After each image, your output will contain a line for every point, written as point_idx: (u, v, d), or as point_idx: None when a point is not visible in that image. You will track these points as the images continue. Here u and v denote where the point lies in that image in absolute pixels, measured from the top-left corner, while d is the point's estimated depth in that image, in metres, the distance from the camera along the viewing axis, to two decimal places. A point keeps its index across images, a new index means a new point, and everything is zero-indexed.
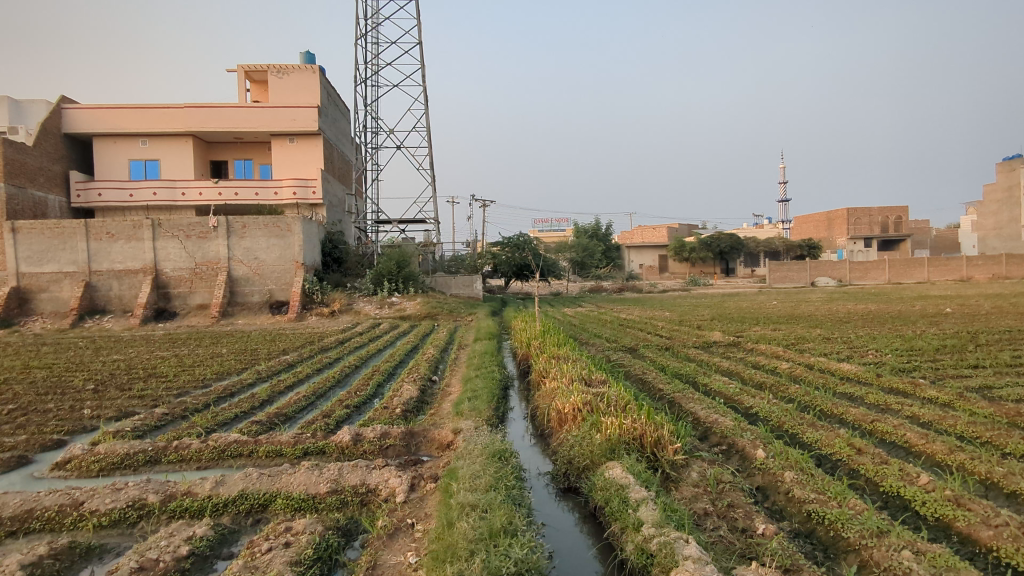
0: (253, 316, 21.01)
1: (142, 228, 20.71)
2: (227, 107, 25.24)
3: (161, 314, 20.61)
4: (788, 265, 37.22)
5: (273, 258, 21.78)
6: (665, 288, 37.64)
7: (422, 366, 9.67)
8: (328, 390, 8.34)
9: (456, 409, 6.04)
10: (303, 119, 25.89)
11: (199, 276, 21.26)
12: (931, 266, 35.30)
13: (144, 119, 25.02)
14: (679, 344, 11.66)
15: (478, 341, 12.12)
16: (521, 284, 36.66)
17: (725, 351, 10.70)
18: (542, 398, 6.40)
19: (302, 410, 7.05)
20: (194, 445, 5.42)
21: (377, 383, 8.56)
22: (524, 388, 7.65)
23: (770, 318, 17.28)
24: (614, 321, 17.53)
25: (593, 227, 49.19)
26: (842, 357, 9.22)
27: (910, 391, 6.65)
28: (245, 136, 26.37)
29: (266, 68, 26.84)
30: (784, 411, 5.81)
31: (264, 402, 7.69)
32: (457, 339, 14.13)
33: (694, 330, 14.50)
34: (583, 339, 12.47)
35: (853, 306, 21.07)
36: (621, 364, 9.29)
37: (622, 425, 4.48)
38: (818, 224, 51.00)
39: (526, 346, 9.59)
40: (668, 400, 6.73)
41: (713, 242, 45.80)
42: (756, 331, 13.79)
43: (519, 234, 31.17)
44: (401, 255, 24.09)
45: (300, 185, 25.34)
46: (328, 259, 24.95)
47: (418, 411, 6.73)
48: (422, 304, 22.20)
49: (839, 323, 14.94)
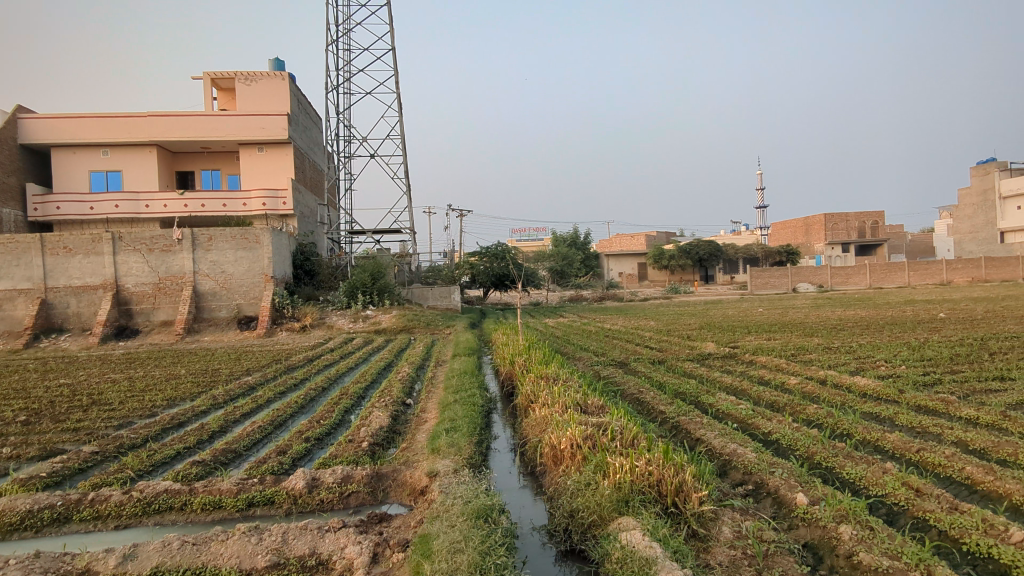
0: (221, 332, 19.87)
1: (102, 242, 19.52)
2: (193, 116, 24.16)
3: (122, 332, 19.38)
4: (770, 271, 36.90)
5: (241, 271, 20.69)
6: (646, 296, 37.18)
7: (396, 388, 8.82)
8: (288, 419, 7.43)
9: (431, 443, 5.20)
10: (273, 128, 24.90)
11: (162, 291, 20.09)
12: (911, 270, 35.27)
13: (105, 128, 23.82)
14: (673, 357, 10.94)
15: (457, 358, 11.26)
16: (500, 295, 35.88)
17: (722, 363, 10.04)
18: (532, 427, 5.59)
19: (253, 446, 6.10)
20: (114, 496, 4.48)
21: (344, 409, 7.67)
22: (509, 413, 6.84)
23: (761, 326, 16.68)
24: (599, 332, 16.87)
25: (572, 236, 48.63)
26: (853, 371, 8.56)
27: (945, 410, 6.00)
28: (213, 146, 25.28)
29: (233, 75, 25.79)
30: (811, 439, 5.09)
31: (214, 435, 6.72)
32: (434, 355, 13.29)
33: (684, 340, 13.86)
34: (569, 354, 11.69)
35: (840, 312, 20.65)
36: (615, 381, 8.51)
37: (634, 469, 3.67)
38: (796, 230, 51.11)
39: (509, 363, 8.77)
40: (673, 425, 5.98)
41: (693, 250, 45.53)
42: (750, 341, 13.17)
43: (498, 244, 30.40)
44: (376, 267, 23.16)
45: (270, 196, 24.28)
46: (299, 272, 23.87)
47: (389, 445, 5.89)
48: (398, 317, 21.26)
49: (833, 331, 14.38)
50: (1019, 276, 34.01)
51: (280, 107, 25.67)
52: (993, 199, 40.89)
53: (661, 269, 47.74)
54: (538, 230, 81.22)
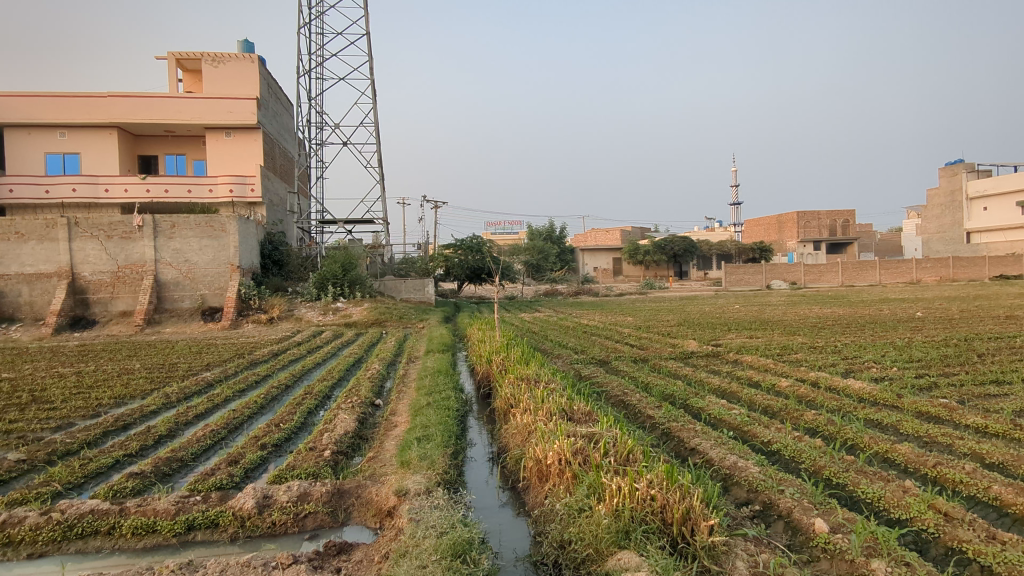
0: (184, 324, 18.98)
1: (56, 227, 18.50)
2: (156, 97, 23.07)
3: (78, 322, 18.42)
4: (744, 268, 36.93)
5: (206, 260, 19.79)
6: (621, 291, 36.98)
7: (364, 387, 8.29)
8: (245, 421, 6.85)
9: (400, 455, 4.67)
10: (241, 112, 23.93)
11: (121, 280, 19.11)
12: (882, 268, 35.64)
13: (62, 107, 22.60)
14: (655, 355, 10.55)
15: (429, 354, 10.74)
16: (475, 288, 35.35)
17: (707, 363, 9.71)
18: (513, 436, 5.10)
19: (202, 454, 5.52)
20: (31, 518, 3.86)
21: (306, 410, 7.13)
22: (486, 418, 6.37)
23: (740, 324, 16.42)
24: (577, 328, 16.47)
25: (547, 229, 48.26)
26: (843, 373, 8.28)
27: (950, 418, 5.69)
28: (177, 129, 24.21)
29: (199, 57, 24.69)
30: (817, 450, 4.71)
31: (160, 440, 6.11)
32: (407, 350, 12.75)
33: (664, 337, 13.52)
34: (547, 351, 11.22)
35: (817, 310, 20.55)
36: (598, 382, 8.07)
37: (634, 492, 3.22)
38: (769, 227, 51.47)
39: (485, 362, 8.26)
40: (665, 434, 5.55)
41: (667, 245, 45.46)
42: (732, 338, 12.88)
43: (473, 236, 29.83)
44: (348, 258, 22.40)
45: (237, 182, 23.34)
46: (267, 262, 23.02)
47: (353, 454, 5.37)
48: (369, 310, 20.58)
49: (813, 329, 14.16)
50: (984, 275, 34.61)
51: (248, 91, 24.69)
52: (960, 200, 41.55)
53: (636, 264, 47.66)
54: (513, 223, 80.66)
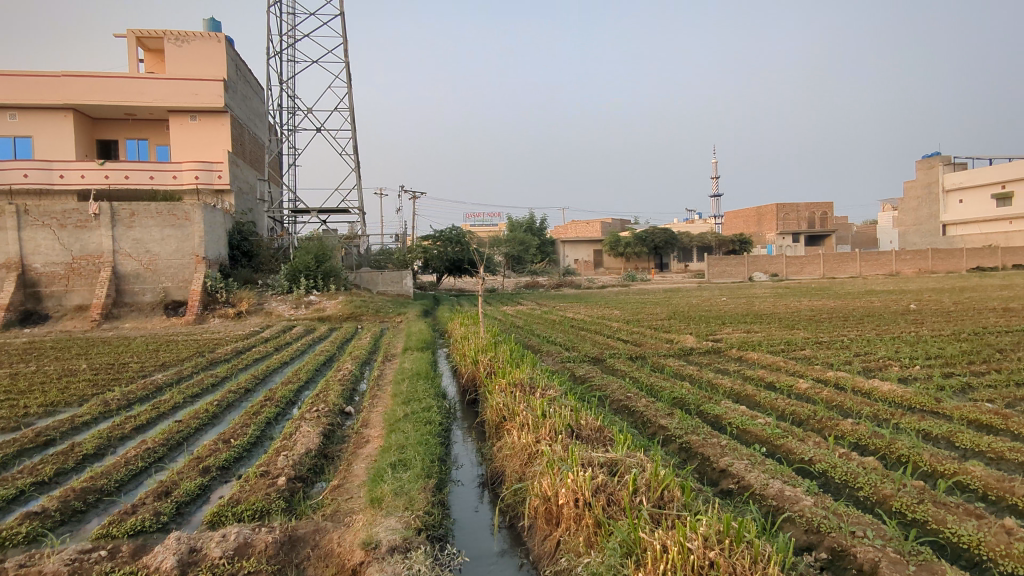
0: (144, 318, 17.73)
1: (4, 216, 17.16)
2: (114, 78, 21.64)
3: (29, 317, 17.12)
4: (727, 260, 36.48)
5: (169, 251, 18.54)
6: (603, 283, 36.32)
7: (333, 392, 7.39)
8: (189, 435, 5.95)
9: (371, 487, 3.78)
10: (207, 94, 22.58)
11: (76, 272, 17.81)
12: (863, 260, 35.42)
13: (11, 88, 21.04)
14: (652, 353, 9.79)
15: (408, 353, 9.81)
16: (455, 281, 34.39)
17: (710, 362, 8.94)
18: (511, 458, 4.24)
19: (130, 482, 4.64)
20: None
21: (263, 422, 6.26)
22: (474, 432, 5.52)
23: (733, 317, 15.76)
24: (563, 322, 15.71)
25: (527, 221, 47.45)
26: (864, 371, 7.54)
27: (1008, 427, 4.95)
28: (138, 113, 22.79)
29: (162, 35, 23.24)
30: (878, 473, 3.93)
31: (82, 463, 5.18)
32: (383, 347, 11.82)
33: (657, 332, 12.76)
34: (536, 348, 10.39)
35: (806, 303, 19.99)
36: (597, 385, 7.24)
37: (688, 555, 2.41)
38: (748, 219, 51.31)
39: (471, 363, 7.36)
40: (687, 455, 4.72)
41: (648, 237, 44.93)
42: (730, 333, 12.16)
43: (452, 227, 28.88)
44: (320, 249, 21.25)
45: (203, 168, 22.05)
46: (236, 253, 21.81)
47: (313, 482, 4.53)
48: (343, 303, 19.53)
49: (811, 323, 13.51)
50: (962, 267, 34.61)
51: (215, 72, 23.30)
52: (936, 192, 41.55)
53: (617, 257, 47.06)
54: (492, 214, 79.71)
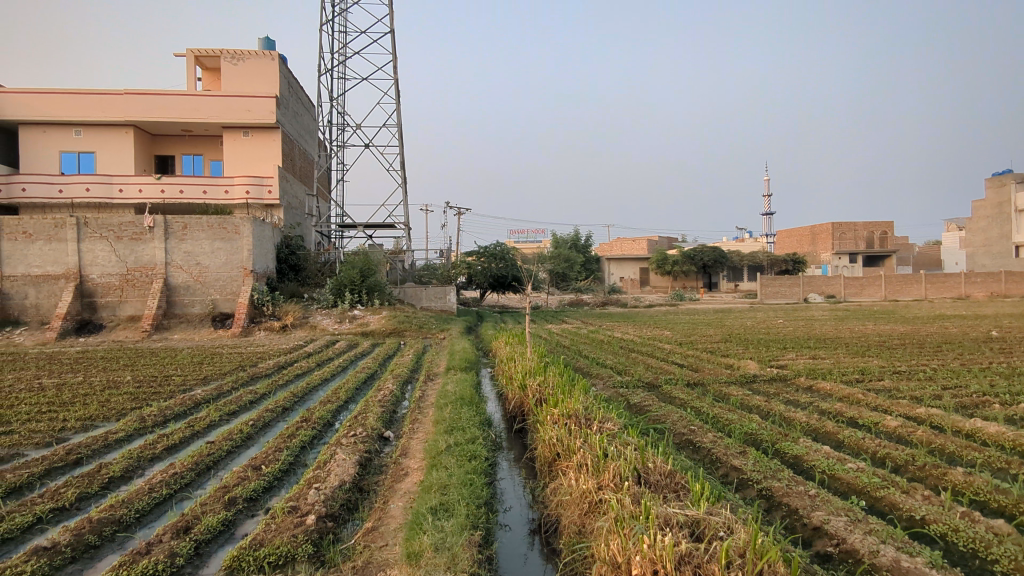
0: (193, 330, 17.87)
1: (65, 227, 17.61)
2: (173, 95, 22.19)
3: (84, 327, 17.43)
4: (780, 280, 35.06)
5: (218, 264, 18.70)
6: (649, 302, 35.38)
7: (372, 415, 6.98)
8: (221, 458, 5.62)
9: (409, 539, 3.29)
10: (260, 110, 22.92)
11: (130, 283, 18.11)
12: (928, 282, 33.58)
13: (77, 105, 21.79)
14: (711, 380, 9.08)
15: (451, 373, 9.37)
16: (499, 297, 34.05)
17: (777, 392, 8.21)
18: (569, 506, 3.71)
19: (151, 512, 4.30)
20: None
21: (298, 446, 5.89)
22: (523, 468, 5.00)
23: (793, 341, 14.84)
24: (610, 343, 15.08)
25: (573, 237, 46.86)
26: (961, 408, 6.70)
27: None
28: (194, 129, 23.30)
29: (219, 53, 23.78)
30: (1016, 543, 3.25)
31: (106, 487, 4.87)
32: (426, 366, 11.44)
33: (713, 357, 12.01)
34: (585, 371, 9.80)
35: (871, 327, 18.78)
36: (655, 416, 6.64)
37: None
38: (802, 239, 49.58)
39: (518, 388, 6.85)
40: (769, 505, 4.10)
41: (696, 255, 43.72)
42: (793, 359, 11.33)
43: (497, 243, 28.58)
44: (366, 263, 21.17)
45: (254, 183, 22.32)
46: (283, 266, 21.94)
47: (346, 521, 4.11)
48: (387, 319, 19.32)
49: (882, 350, 12.53)
50: None
51: (268, 89, 23.67)
52: (1008, 212, 39.14)
53: (663, 275, 46.07)
54: (536, 230, 79.33)
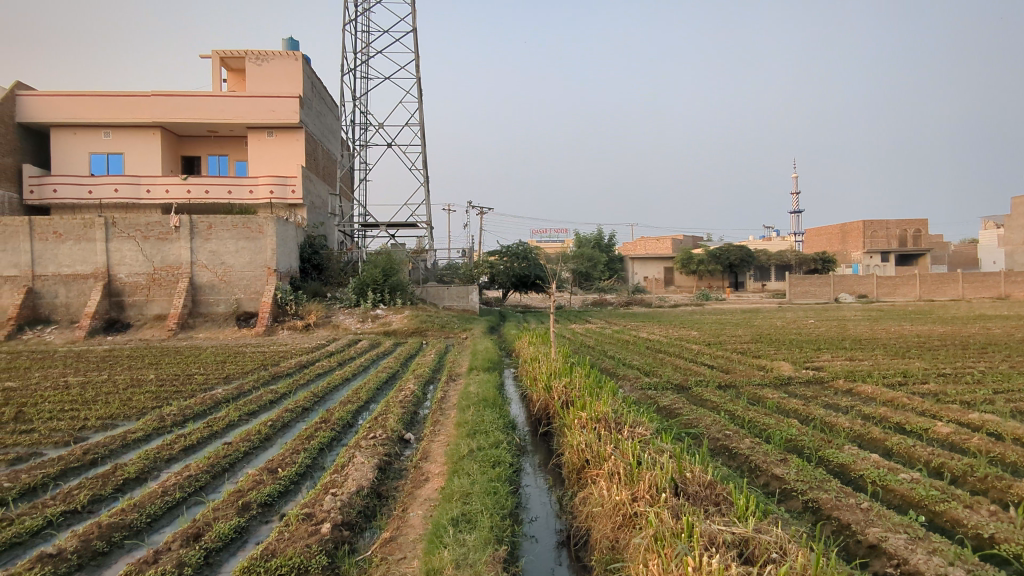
0: (218, 329, 17.92)
1: (94, 227, 17.79)
2: (199, 96, 22.35)
3: (112, 325, 17.60)
4: (810, 279, 34.25)
5: (242, 263, 18.74)
6: (675, 302, 34.85)
7: (392, 416, 6.77)
8: (238, 461, 5.44)
9: (428, 554, 3.06)
10: (284, 111, 22.97)
11: (157, 283, 18.23)
12: (966, 282, 32.56)
13: (106, 107, 22.06)
14: (744, 383, 8.73)
15: (474, 374, 9.14)
16: (521, 297, 33.80)
17: (814, 395, 7.82)
18: (601, 518, 3.46)
19: (163, 517, 4.12)
20: None
21: (316, 448, 5.69)
22: (549, 476, 4.73)
23: (827, 342, 14.36)
24: (636, 343, 14.75)
25: (596, 236, 46.46)
26: (1017, 415, 6.27)
27: None
28: (220, 129, 23.46)
29: (244, 55, 23.90)
30: None
31: (119, 490, 4.72)
32: (448, 366, 11.24)
33: (744, 358, 11.62)
34: (612, 373, 9.51)
35: (908, 328, 18.15)
36: (687, 420, 6.33)
37: None
38: (832, 237, 48.53)
39: (543, 390, 6.59)
40: (817, 519, 3.80)
41: (723, 254, 42.84)
42: (828, 361, 10.89)
43: (520, 242, 28.35)
44: (388, 263, 21.06)
45: (278, 183, 22.39)
46: (306, 266, 21.97)
47: (364, 530, 3.90)
48: (409, 318, 19.20)
49: (922, 351, 12.03)
50: None
51: (292, 90, 23.73)
52: None
53: (688, 275, 45.43)
54: (559, 230, 78.91)
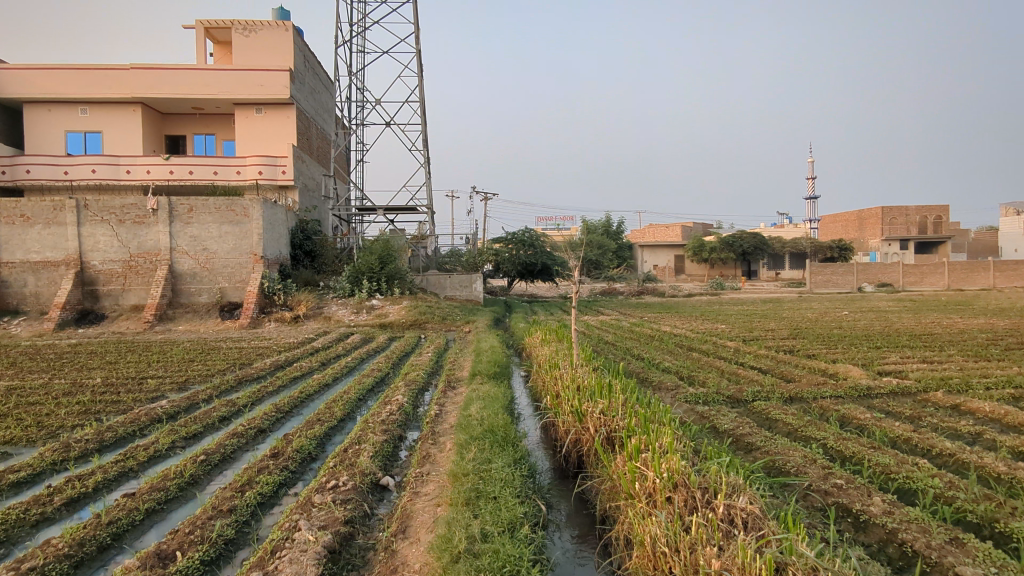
0: (199, 320, 16.20)
1: (65, 210, 16.02)
2: (182, 69, 20.46)
3: (85, 317, 15.89)
4: (833, 268, 32.22)
5: (226, 249, 16.93)
6: (690, 291, 33.04)
7: (370, 448, 5.00)
8: (127, 526, 3.73)
9: None
10: (273, 85, 21.03)
11: (134, 270, 16.49)
12: (997, 271, 30.79)
13: (82, 81, 20.21)
14: (816, 396, 6.93)
15: (478, 383, 7.39)
16: (528, 286, 32.12)
17: (922, 416, 6.01)
18: None
19: None
20: None
21: (248, 505, 3.98)
22: None
23: (878, 338, 12.54)
24: (659, 338, 13.02)
25: (604, 223, 44.54)
26: None
27: None
28: (205, 106, 21.61)
29: (230, 25, 21.97)
30: None
31: None
32: (449, 368, 9.51)
33: (795, 359, 9.83)
34: (646, 381, 7.77)
35: (957, 320, 16.30)
36: (779, 461, 4.54)
37: None
38: (848, 224, 46.53)
39: (572, 418, 4.83)
40: None
41: (736, 242, 40.78)
42: (900, 364, 9.08)
43: (526, 229, 26.49)
44: (385, 248, 19.25)
45: (266, 163, 20.56)
46: (296, 252, 20.17)
47: None
48: (407, 309, 17.44)
49: (1001, 351, 10.22)
50: None
51: (283, 63, 21.80)
52: None
53: (700, 263, 43.51)
54: (563, 218, 76.65)
